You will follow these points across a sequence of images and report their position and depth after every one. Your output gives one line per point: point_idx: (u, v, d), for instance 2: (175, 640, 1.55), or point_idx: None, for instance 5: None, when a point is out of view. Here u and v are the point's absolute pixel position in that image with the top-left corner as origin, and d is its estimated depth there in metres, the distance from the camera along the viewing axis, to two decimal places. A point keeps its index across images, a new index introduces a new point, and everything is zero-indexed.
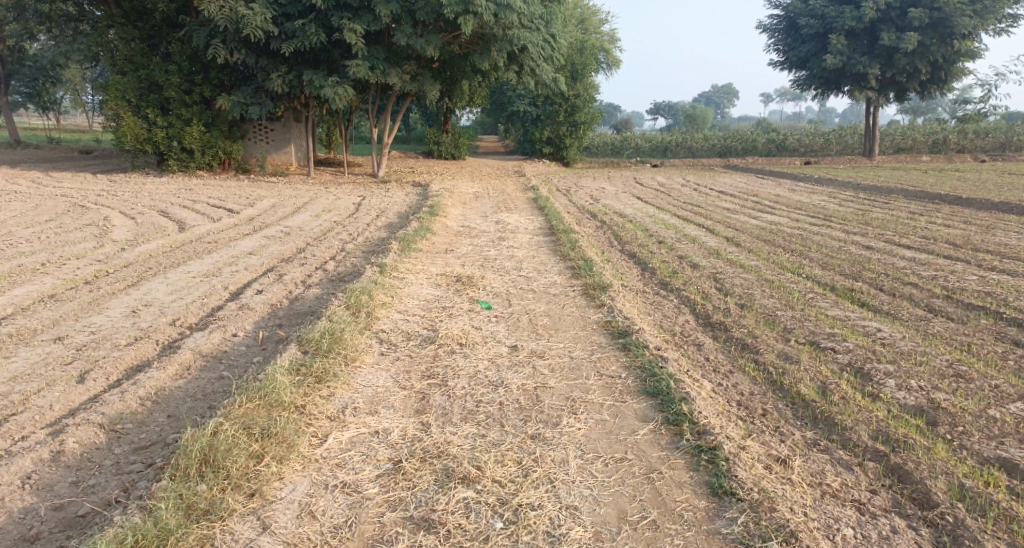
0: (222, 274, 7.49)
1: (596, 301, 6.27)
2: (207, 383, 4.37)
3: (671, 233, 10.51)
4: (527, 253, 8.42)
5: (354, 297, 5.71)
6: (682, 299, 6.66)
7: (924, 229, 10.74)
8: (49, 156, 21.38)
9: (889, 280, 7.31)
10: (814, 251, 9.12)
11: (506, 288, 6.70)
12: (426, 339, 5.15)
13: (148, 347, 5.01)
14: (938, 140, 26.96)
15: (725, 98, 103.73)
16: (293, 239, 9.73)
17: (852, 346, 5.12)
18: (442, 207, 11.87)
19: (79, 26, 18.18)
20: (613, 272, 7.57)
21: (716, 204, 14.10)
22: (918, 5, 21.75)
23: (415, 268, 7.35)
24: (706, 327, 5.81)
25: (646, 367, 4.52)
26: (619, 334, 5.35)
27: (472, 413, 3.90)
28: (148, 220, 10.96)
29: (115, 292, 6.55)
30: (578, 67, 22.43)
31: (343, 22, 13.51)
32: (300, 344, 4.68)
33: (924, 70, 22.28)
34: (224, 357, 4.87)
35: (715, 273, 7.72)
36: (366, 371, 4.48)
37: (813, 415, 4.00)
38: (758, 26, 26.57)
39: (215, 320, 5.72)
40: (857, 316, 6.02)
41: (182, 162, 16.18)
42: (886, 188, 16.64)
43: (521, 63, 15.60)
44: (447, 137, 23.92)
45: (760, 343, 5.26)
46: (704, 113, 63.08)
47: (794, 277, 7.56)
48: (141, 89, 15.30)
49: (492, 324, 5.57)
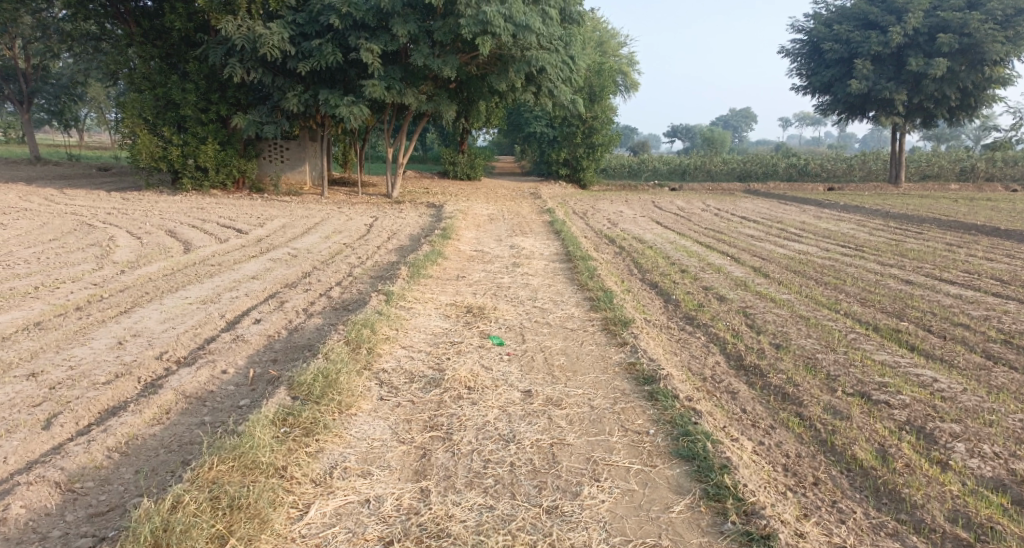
0: (221, 300, 7.07)
1: (618, 339, 5.76)
2: (185, 431, 3.91)
3: (694, 262, 9.98)
4: (543, 281, 7.94)
5: (355, 331, 5.26)
6: (710, 337, 6.13)
7: (964, 263, 10.14)
8: (66, 172, 21.24)
9: (936, 320, 6.76)
10: (849, 284, 8.60)
11: (520, 322, 6.21)
12: (431, 382, 4.65)
13: (127, 386, 4.57)
14: (965, 168, 26.29)
15: (743, 122, 103.36)
16: (300, 262, 9.31)
17: (908, 400, 4.59)
18: (456, 230, 11.46)
19: (98, 44, 18.10)
20: (635, 305, 7.06)
21: (740, 231, 13.56)
22: (947, 30, 21.21)
23: (424, 297, 6.90)
24: (739, 371, 5.29)
25: (677, 422, 3.99)
26: (645, 380, 4.81)
27: (479, 476, 3.42)
28: (154, 240, 10.61)
29: (104, 320, 6.13)
30: (597, 89, 22.09)
31: (360, 41, 13.20)
32: (290, 388, 4.21)
33: (953, 97, 21.72)
34: (209, 399, 4.41)
35: (745, 307, 7.20)
36: (361, 420, 4.00)
37: (874, 486, 3.56)
38: (780, 50, 26.11)
39: (205, 354, 5.28)
40: (907, 362, 5.50)
41: (196, 181, 15.92)
42: (918, 216, 16.01)
43: (540, 84, 15.26)
44: (463, 157, 23.59)
45: (802, 394, 4.71)
46: (722, 136, 62.68)
47: (831, 314, 7.02)
48: (157, 107, 15.09)
49: (503, 364, 5.08)
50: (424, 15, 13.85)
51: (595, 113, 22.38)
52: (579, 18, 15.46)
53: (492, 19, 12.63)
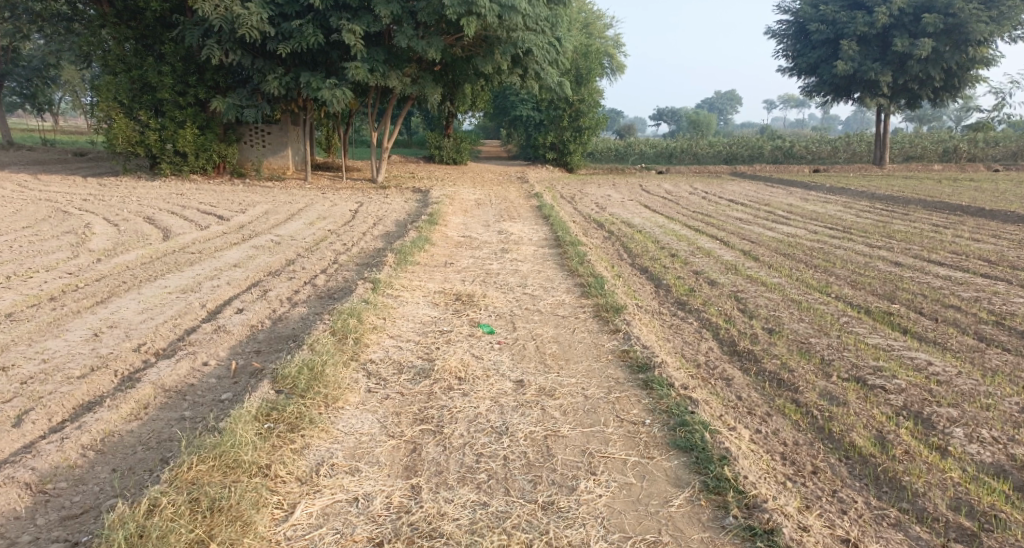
0: (202, 289, 6.87)
1: (610, 326, 5.66)
2: (165, 426, 3.78)
3: (683, 246, 9.90)
4: (533, 267, 7.81)
5: (341, 321, 5.11)
6: (702, 322, 6.04)
7: (952, 244, 10.13)
8: (41, 159, 20.76)
9: (927, 302, 6.72)
10: (839, 266, 8.55)
11: (510, 309, 6.09)
12: (420, 373, 4.52)
13: (103, 380, 4.42)
14: (948, 149, 26.40)
15: (728, 105, 103.33)
16: (283, 249, 9.12)
17: (904, 385, 4.53)
18: (442, 215, 11.29)
19: (71, 26, 17.61)
20: (626, 290, 6.95)
21: (728, 214, 13.49)
22: (931, 11, 21.16)
23: (412, 284, 6.76)
24: (733, 357, 5.20)
25: (675, 411, 3.90)
26: (640, 368, 4.71)
27: (472, 471, 3.31)
28: (132, 227, 10.36)
29: (79, 311, 5.94)
30: (583, 72, 21.86)
31: (342, 22, 12.91)
32: (274, 381, 4.06)
33: (937, 78, 21.72)
34: (190, 393, 4.27)
35: (736, 291, 7.12)
36: (349, 414, 3.87)
37: (874, 474, 3.49)
38: (766, 32, 26.01)
39: (185, 345, 5.11)
40: (902, 345, 5.44)
41: (175, 166, 15.60)
42: (903, 198, 16.01)
43: (525, 66, 15.03)
44: (448, 141, 23.33)
45: (798, 380, 4.63)
46: (708, 119, 62.57)
47: (823, 297, 6.95)
48: (134, 91, 14.74)
49: (494, 352, 4.97)
50: None
51: (581, 95, 22.16)
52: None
53: None
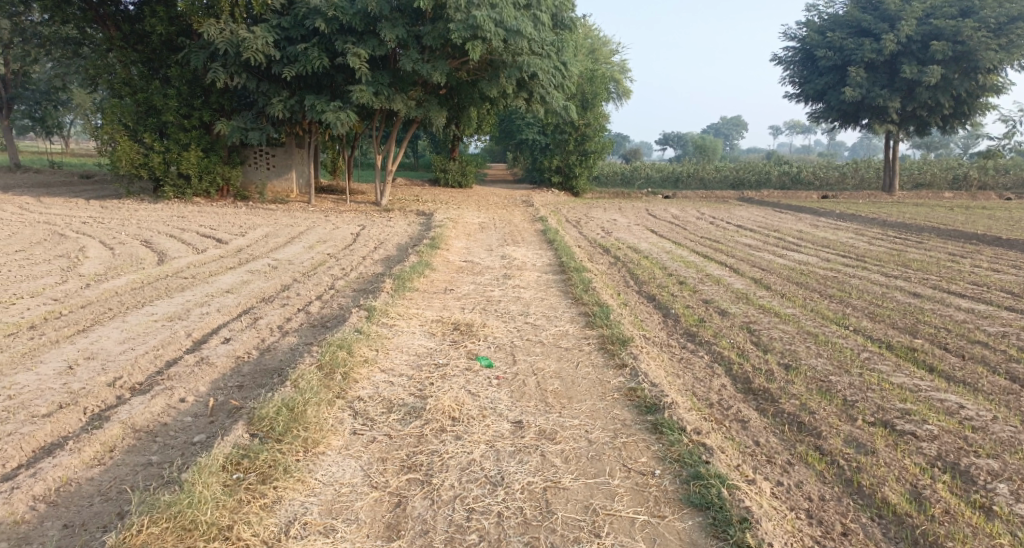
0: (189, 317, 6.57)
1: (615, 360, 5.31)
2: (130, 474, 3.52)
3: (691, 273, 9.58)
4: (535, 295, 7.50)
5: (329, 354, 4.79)
6: (714, 356, 5.69)
7: (970, 274, 9.77)
8: (46, 180, 20.65)
9: (951, 337, 6.35)
10: (855, 297, 8.20)
11: (510, 340, 5.76)
12: (411, 412, 4.18)
13: (70, 419, 4.14)
14: (958, 176, 26.08)
15: (735, 130, 103.26)
16: (279, 275, 8.82)
17: (936, 431, 4.16)
18: (445, 239, 11.01)
19: (77, 48, 17.56)
20: (633, 321, 6.61)
21: (736, 240, 13.15)
22: (941, 37, 20.96)
23: (408, 313, 6.43)
24: (748, 396, 4.84)
25: (687, 461, 3.58)
26: (648, 409, 4.35)
27: (461, 531, 3.07)
28: (127, 251, 10.10)
29: (57, 341, 5.66)
30: (589, 96, 21.71)
31: (347, 46, 12.74)
32: (250, 423, 3.74)
33: (946, 105, 21.48)
34: (161, 434, 3.97)
35: (748, 323, 6.76)
36: (330, 461, 3.55)
37: (912, 538, 3.19)
38: (773, 57, 25.85)
39: (163, 380, 4.79)
40: (930, 386, 5.06)
41: (178, 189, 15.36)
42: (916, 225, 15.66)
43: (531, 90, 14.84)
44: (453, 164, 23.15)
45: (820, 423, 4.28)
46: (714, 144, 62.40)
47: (840, 330, 6.58)
48: (138, 113, 14.61)
49: (492, 390, 4.62)
50: (413, 18, 13.42)
51: (588, 120, 21.97)
52: (570, 24, 15.09)
53: (482, 23, 12.20)
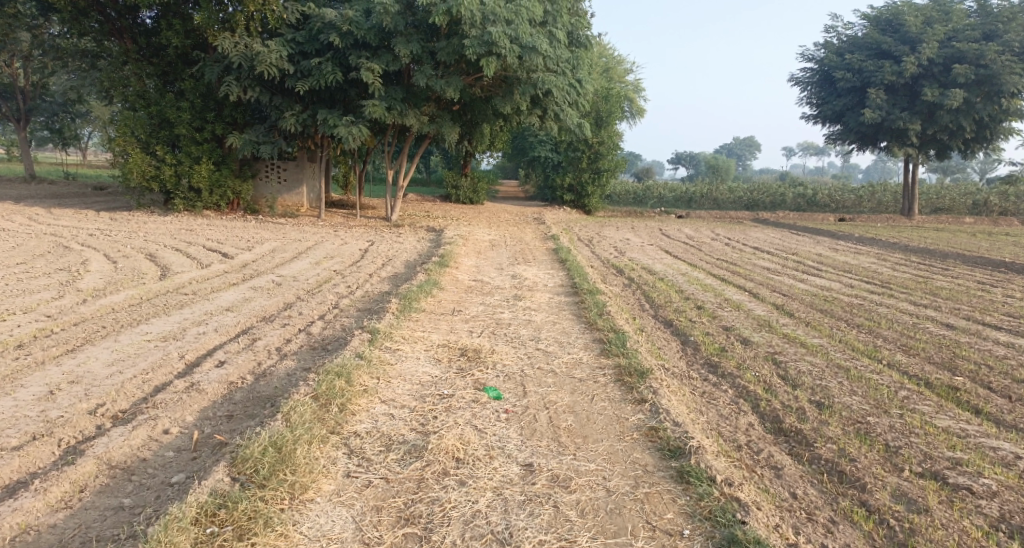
0: (185, 337, 6.23)
1: (634, 394, 4.90)
2: (97, 521, 3.23)
3: (709, 297, 9.19)
4: (547, 318, 7.13)
5: (325, 384, 4.42)
6: (739, 391, 5.28)
7: (1004, 305, 9.32)
8: (58, 191, 20.49)
9: (994, 375, 5.92)
10: (884, 327, 7.77)
11: (520, 368, 5.39)
12: (411, 450, 3.82)
13: (42, 453, 3.82)
14: (979, 201, 25.56)
15: (747, 150, 102.87)
16: (282, 292, 8.50)
17: (995, 487, 3.80)
18: (454, 257, 10.67)
19: (92, 60, 17.48)
20: (651, 349, 6.21)
21: (754, 263, 12.74)
22: (963, 61, 20.55)
23: (414, 336, 6.07)
24: (779, 437, 4.44)
25: (721, 521, 3.29)
26: (672, 453, 3.95)
27: None
28: (129, 265, 9.82)
29: (43, 362, 5.34)
30: (603, 115, 21.45)
31: (361, 61, 12.49)
32: (233, 463, 3.43)
33: (968, 129, 21.05)
34: (138, 471, 3.64)
35: (774, 354, 6.35)
36: (318, 511, 3.24)
37: None
38: (790, 78, 25.50)
39: (148, 409, 4.43)
40: (980, 431, 4.64)
41: (188, 202, 15.08)
42: (939, 251, 15.19)
43: (546, 107, 14.55)
44: (465, 180, 22.90)
45: (863, 474, 3.89)
46: (727, 164, 61.81)
47: (873, 364, 6.16)
48: (151, 126, 14.44)
49: (501, 425, 4.24)
50: (429, 34, 13.18)
51: (601, 138, 21.66)
52: (586, 42, 14.85)
53: (497, 40, 11.93)
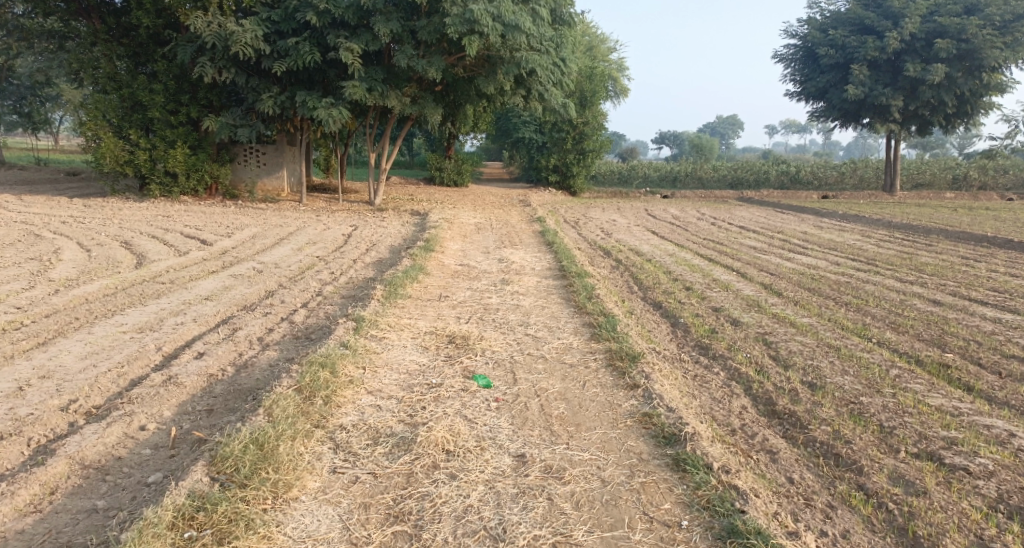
0: (162, 327, 6.04)
1: (627, 380, 4.80)
2: (69, 525, 3.10)
3: (698, 277, 9.10)
4: (535, 302, 7.01)
5: (309, 375, 4.27)
6: (731, 373, 5.19)
7: (989, 280, 9.33)
8: (30, 178, 19.95)
9: (984, 351, 5.89)
10: (873, 305, 7.74)
11: (510, 355, 5.27)
12: (399, 443, 3.69)
13: (11, 454, 3.66)
14: (959, 176, 25.71)
15: (730, 129, 102.96)
16: (264, 279, 8.30)
17: (992, 467, 3.75)
18: (439, 240, 10.50)
19: (61, 42, 16.96)
20: (642, 332, 6.12)
21: (740, 242, 12.69)
22: (945, 35, 20.51)
23: (400, 323, 5.93)
24: (774, 421, 4.36)
25: (719, 510, 3.21)
26: (666, 441, 3.86)
27: None
28: (104, 253, 9.55)
29: (12, 357, 5.14)
30: (587, 94, 21.25)
31: (339, 40, 12.19)
32: (213, 462, 3.29)
33: (950, 104, 21.08)
34: (112, 470, 3.49)
35: (764, 334, 6.27)
36: (303, 511, 3.13)
37: None
38: (774, 55, 25.37)
39: (123, 404, 4.26)
40: (974, 409, 4.60)
41: (165, 187, 14.74)
42: (923, 227, 15.22)
43: (529, 87, 14.33)
44: (449, 162, 22.64)
45: (860, 456, 3.82)
46: (711, 143, 61.78)
47: (863, 343, 6.10)
48: (123, 109, 14.06)
49: (491, 415, 4.12)
50: (408, 13, 12.88)
51: (586, 118, 21.52)
52: (570, 20, 14.60)
53: (479, 17, 11.68)
